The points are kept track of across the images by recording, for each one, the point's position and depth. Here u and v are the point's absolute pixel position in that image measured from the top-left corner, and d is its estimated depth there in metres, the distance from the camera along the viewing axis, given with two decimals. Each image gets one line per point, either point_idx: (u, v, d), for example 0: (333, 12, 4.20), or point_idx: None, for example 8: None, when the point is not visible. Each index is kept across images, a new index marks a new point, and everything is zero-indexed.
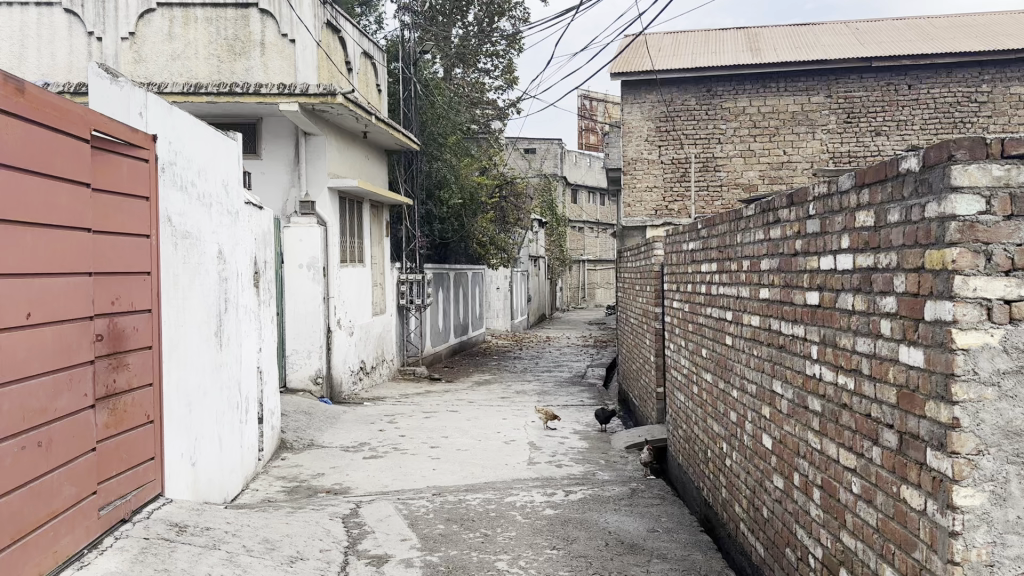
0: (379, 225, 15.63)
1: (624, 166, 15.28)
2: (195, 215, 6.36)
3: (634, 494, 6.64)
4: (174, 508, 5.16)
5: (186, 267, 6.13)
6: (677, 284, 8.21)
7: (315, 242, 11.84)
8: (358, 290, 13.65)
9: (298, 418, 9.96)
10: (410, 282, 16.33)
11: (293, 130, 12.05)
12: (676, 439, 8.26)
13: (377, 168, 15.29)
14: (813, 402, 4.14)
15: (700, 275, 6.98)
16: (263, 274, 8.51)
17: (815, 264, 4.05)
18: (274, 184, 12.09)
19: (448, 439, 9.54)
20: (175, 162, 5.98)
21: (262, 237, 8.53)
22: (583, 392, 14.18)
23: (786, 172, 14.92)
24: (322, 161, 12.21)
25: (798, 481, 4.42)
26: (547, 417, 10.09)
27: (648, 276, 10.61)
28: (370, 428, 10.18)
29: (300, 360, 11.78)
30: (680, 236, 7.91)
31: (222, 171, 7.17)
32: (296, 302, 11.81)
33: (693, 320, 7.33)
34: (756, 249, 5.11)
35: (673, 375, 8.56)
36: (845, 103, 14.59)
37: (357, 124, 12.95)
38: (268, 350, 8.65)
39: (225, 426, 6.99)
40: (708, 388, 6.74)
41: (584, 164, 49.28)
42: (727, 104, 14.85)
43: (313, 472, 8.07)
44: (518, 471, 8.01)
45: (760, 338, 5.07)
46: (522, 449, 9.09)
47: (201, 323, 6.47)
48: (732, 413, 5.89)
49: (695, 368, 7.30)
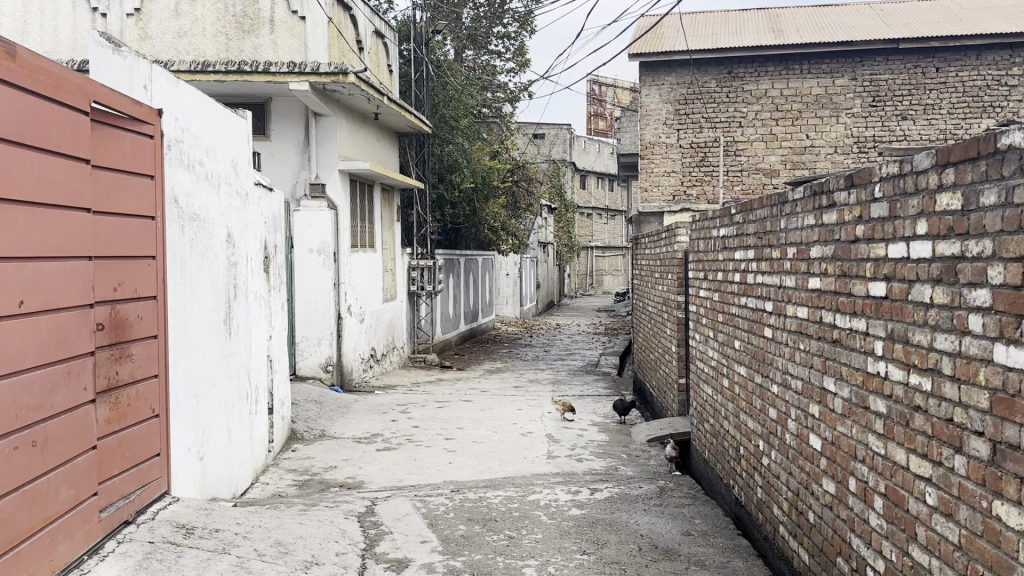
0: (390, 209, 15.26)
1: (642, 150, 14.87)
2: (202, 196, 6.03)
3: (664, 492, 6.31)
4: (181, 507, 4.86)
5: (193, 251, 5.80)
6: (705, 271, 7.83)
7: (325, 226, 11.46)
8: (368, 275, 13.29)
9: (309, 407, 9.66)
10: (422, 268, 16.15)
11: (303, 110, 11.73)
12: (702, 434, 7.93)
13: (388, 152, 14.93)
14: (876, 402, 3.81)
15: (733, 263, 6.62)
16: (273, 258, 8.18)
17: (881, 252, 3.70)
18: (283, 166, 11.77)
19: (463, 430, 9.22)
20: (182, 139, 5.64)
21: (273, 220, 8.19)
22: (598, 381, 13.84)
23: (808, 157, 14.50)
24: (332, 142, 11.84)
25: (855, 486, 4.09)
26: (564, 408, 9.78)
27: (669, 263, 10.23)
28: (382, 418, 9.88)
29: (310, 347, 11.48)
30: (709, 221, 7.54)
31: (231, 150, 6.83)
32: (306, 287, 11.47)
33: (724, 309, 6.98)
34: (806, 235, 4.75)
35: (698, 366, 8.21)
36: (870, 86, 14.14)
37: (368, 105, 12.57)
38: (279, 338, 8.35)
39: (235, 417, 6.70)
40: (741, 382, 6.40)
41: (593, 150, 48.80)
42: (748, 87, 14.44)
43: (326, 465, 7.77)
44: (538, 466, 7.69)
45: (808, 331, 4.74)
46: (540, 441, 8.77)
47: (210, 310, 6.16)
48: (772, 410, 5.55)
49: (726, 360, 6.96)
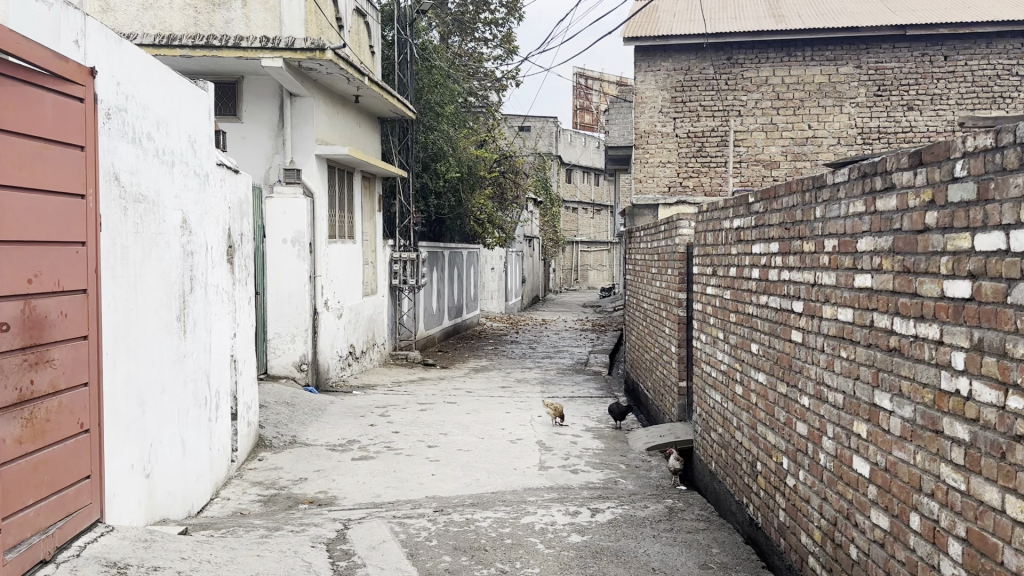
0: (371, 199, 14.48)
1: (637, 138, 14.20)
2: (152, 174, 5.27)
3: (674, 513, 5.63)
4: (114, 539, 4.12)
5: (139, 238, 5.05)
6: (714, 266, 7.15)
7: (300, 214, 10.66)
8: (346, 268, 12.53)
9: (280, 410, 8.91)
10: (404, 261, 15.37)
11: (277, 90, 10.94)
12: (709, 444, 7.27)
13: (369, 138, 14.16)
14: (951, 427, 3.14)
15: (750, 257, 5.95)
16: (239, 247, 7.42)
17: (966, 243, 3.02)
18: (255, 150, 10.99)
19: (448, 437, 8.50)
20: (126, 108, 4.88)
21: (239, 206, 7.42)
22: (589, 381, 13.15)
23: (810, 148, 13.86)
24: (309, 125, 11.08)
25: (917, 524, 3.42)
26: (556, 413, 9.06)
27: (669, 258, 9.53)
28: (359, 422, 9.12)
29: (283, 344, 10.70)
30: (720, 211, 6.85)
31: (188, 124, 6.07)
32: (279, 280, 10.66)
33: (737, 310, 6.31)
34: (852, 224, 4.07)
35: (704, 369, 7.54)
36: (876, 75, 13.54)
37: (348, 86, 11.79)
38: (246, 336, 7.61)
39: (189, 426, 5.96)
40: (759, 391, 5.74)
41: (579, 144, 48.09)
42: (748, 74, 13.80)
43: (295, 478, 7.02)
44: (530, 479, 6.98)
45: (854, 337, 4.06)
46: (531, 450, 8.07)
47: (161, 306, 5.41)
48: (801, 424, 4.88)
49: (739, 365, 6.29)
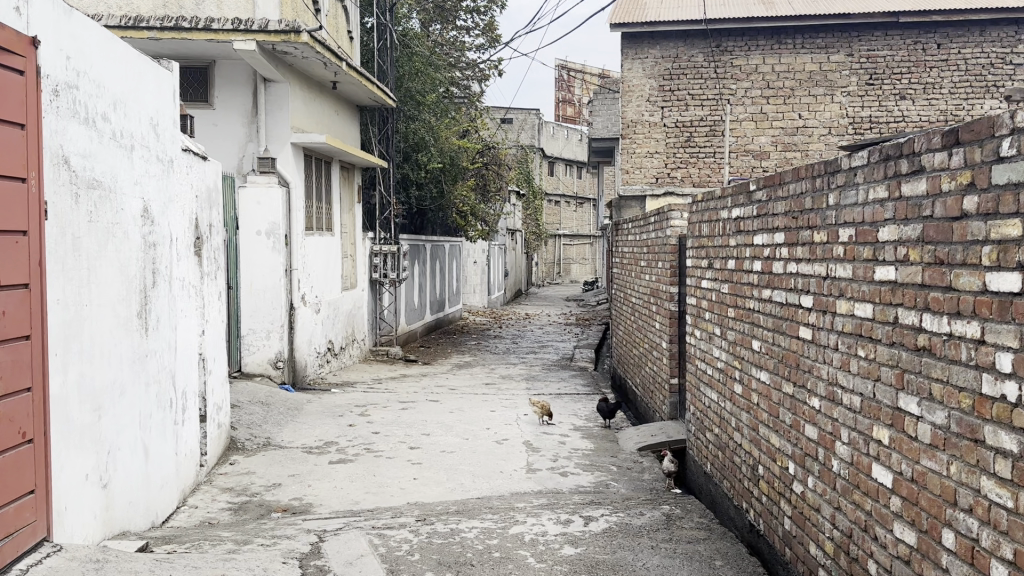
0: (350, 189, 14.03)
1: (623, 128, 13.86)
2: (108, 158, 4.84)
3: (672, 521, 5.29)
4: (62, 561, 3.72)
5: (93, 228, 4.62)
6: (710, 258, 6.82)
7: (274, 205, 10.20)
8: (324, 261, 12.09)
9: (253, 411, 8.49)
10: (384, 254, 14.94)
11: (251, 75, 10.50)
12: (704, 444, 6.96)
13: (348, 126, 13.70)
14: (995, 436, 2.81)
15: (751, 249, 5.62)
16: (208, 239, 6.99)
17: (1016, 231, 2.69)
18: (228, 138, 10.54)
19: (430, 438, 8.12)
20: (77, 85, 4.45)
21: (208, 195, 7.00)
22: (575, 377, 12.80)
23: (801, 138, 13.58)
24: (284, 112, 10.64)
25: (952, 543, 3.10)
26: (543, 412, 8.72)
27: (660, 250, 9.20)
28: (338, 423, 8.71)
29: (257, 341, 10.25)
30: (717, 201, 6.51)
31: (150, 105, 5.63)
32: (253, 274, 10.21)
33: (736, 304, 5.98)
34: (873, 212, 3.74)
35: (699, 366, 7.21)
36: (867, 63, 13.28)
37: (326, 72, 11.35)
38: (216, 333, 7.20)
39: (153, 430, 5.54)
40: (761, 390, 5.42)
41: (561, 136, 47.73)
42: (738, 62, 13.49)
43: (268, 483, 6.62)
44: (517, 483, 6.62)
45: (876, 335, 3.73)
46: (517, 451, 7.71)
47: (120, 301, 4.99)
48: (811, 428, 4.56)
49: (738, 363, 5.97)
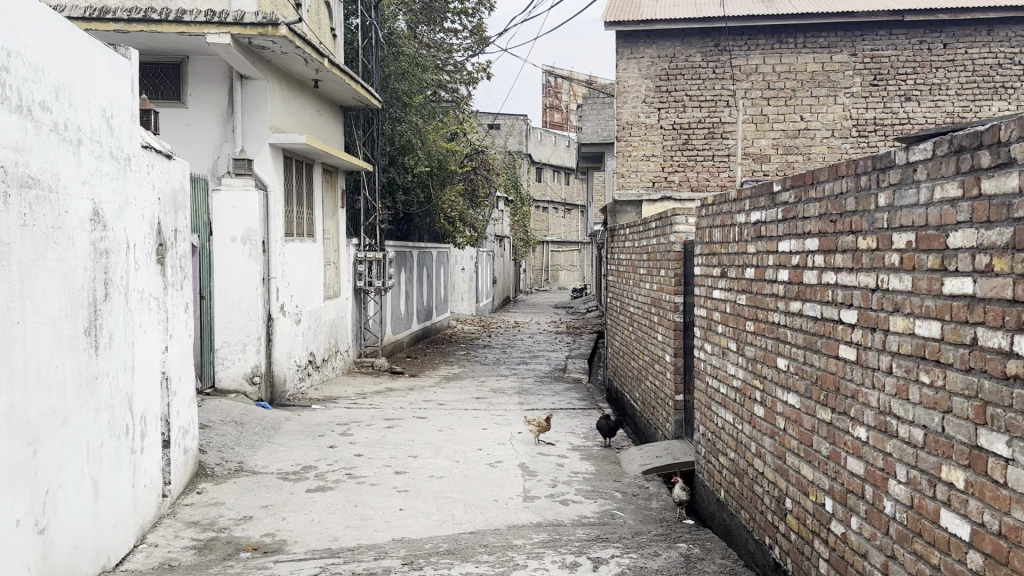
0: (333, 194, 13.41)
1: (619, 130, 13.34)
2: (47, 152, 4.20)
3: (690, 564, 4.72)
4: None
5: (27, 234, 3.98)
6: (722, 267, 6.25)
7: (251, 210, 9.55)
8: (305, 268, 11.45)
9: (225, 432, 7.86)
10: (369, 262, 14.31)
11: (226, 72, 9.88)
12: (716, 469, 6.39)
13: (331, 127, 13.09)
14: None
15: (774, 257, 5.06)
16: (172, 246, 6.36)
17: None
18: (202, 138, 9.90)
19: (418, 460, 7.50)
20: (10, 68, 3.82)
21: (173, 198, 6.37)
22: (569, 390, 12.19)
23: (803, 141, 13.06)
24: (262, 111, 10.02)
25: None
26: (539, 429, 8.14)
27: (662, 257, 8.65)
28: (317, 444, 8.06)
29: (232, 355, 9.59)
30: (732, 204, 5.95)
31: (104, 95, 5.01)
32: (228, 282, 9.56)
33: (757, 318, 5.41)
34: (942, 213, 3.18)
35: (710, 384, 6.63)
36: (871, 63, 12.82)
37: (306, 69, 10.75)
38: (183, 349, 6.57)
39: (105, 461, 4.90)
40: (789, 414, 4.85)
41: (549, 142, 47.25)
42: (737, 62, 12.99)
43: (237, 516, 5.98)
44: (514, 514, 6.01)
45: (946, 359, 3.16)
46: (512, 475, 7.10)
47: (63, 317, 4.35)
48: (855, 461, 3.99)
49: (759, 383, 5.40)
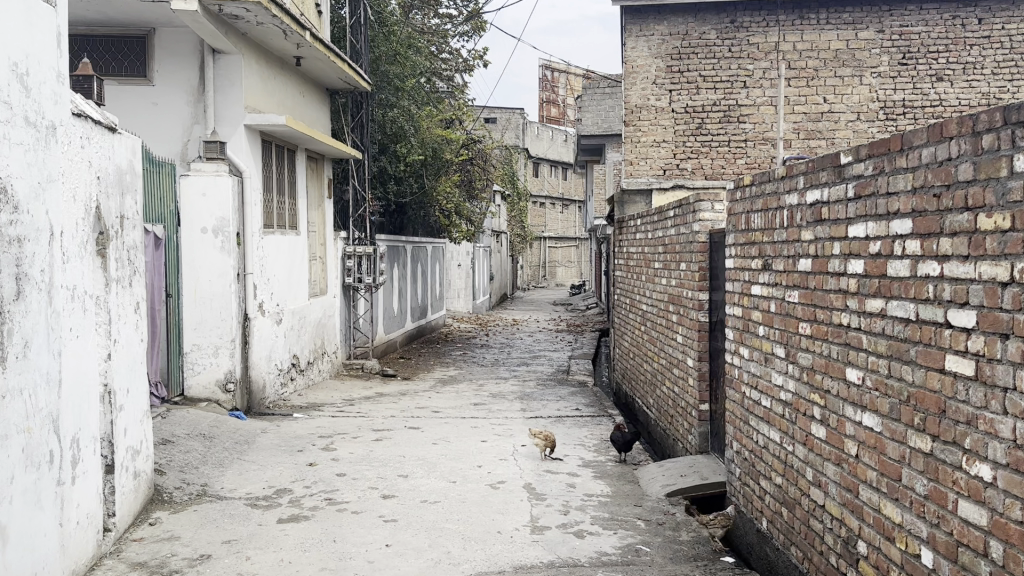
0: (319, 183, 12.45)
1: (627, 114, 12.43)
2: None
3: None
4: None
5: None
6: (764, 258, 5.31)
7: (223, 197, 8.57)
8: (287, 264, 10.50)
9: (191, 448, 6.92)
10: (358, 256, 13.33)
11: (197, 45, 8.93)
12: (756, 495, 5.48)
13: (316, 111, 12.15)
14: None
15: (842, 245, 4.13)
16: (117, 234, 5.39)
17: None
18: (170, 119, 8.93)
19: (409, 480, 6.56)
20: None
21: (117, 178, 5.40)
22: (575, 395, 11.23)
23: (826, 124, 12.14)
24: (236, 89, 9.07)
25: None
26: (545, 444, 7.22)
27: (682, 248, 7.72)
28: (294, 461, 7.10)
29: (203, 359, 8.62)
30: (779, 182, 5.01)
31: (16, 45, 4.04)
32: (198, 278, 8.59)
33: (815, 319, 4.48)
34: None
35: (747, 395, 5.70)
36: (900, 41, 11.95)
37: (286, 44, 9.82)
38: (132, 356, 5.63)
39: (17, 499, 3.92)
40: (866, 438, 3.91)
41: (546, 137, 46.17)
42: (755, 40, 12.14)
43: (193, 556, 5.03)
44: (522, 551, 5.08)
45: None
46: (517, 499, 6.17)
47: None
48: (972, 506, 3.06)
49: (818, 398, 4.47)
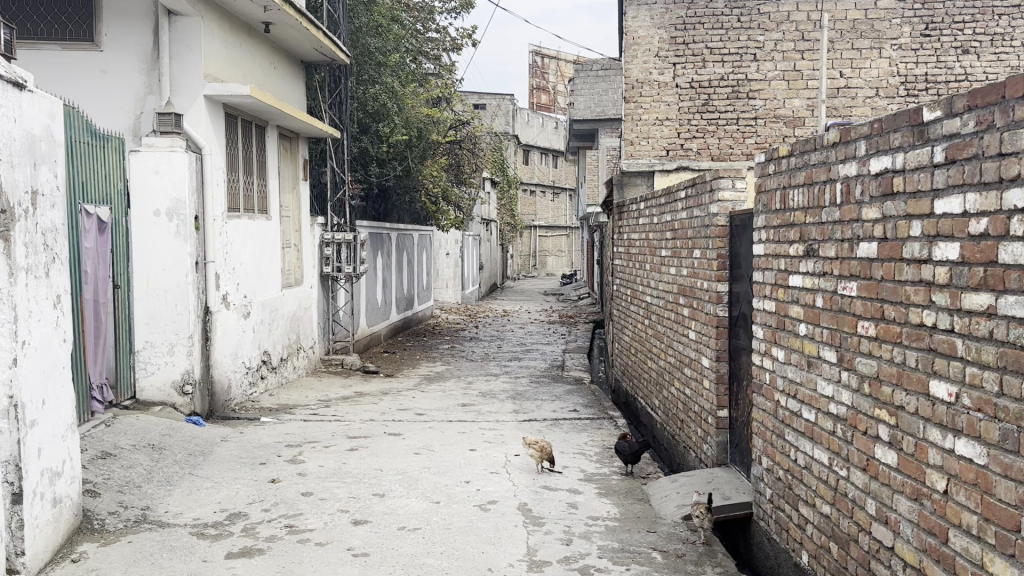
0: (294, 164, 11.53)
1: (627, 90, 11.60)
2: None
3: None
4: None
5: None
6: (807, 242, 4.43)
7: (179, 175, 7.62)
8: (256, 253, 9.57)
9: (134, 463, 6.00)
10: (337, 244, 12.40)
11: (151, 5, 7.94)
12: (794, 524, 4.62)
13: (289, 86, 11.24)
14: None
15: (926, 224, 3.25)
16: (27, 213, 4.45)
17: None
18: (121, 88, 7.98)
19: (386, 501, 5.67)
20: None
21: (26, 143, 4.45)
22: (573, 393, 10.37)
23: (842, 100, 11.32)
24: (195, 56, 8.12)
25: None
26: (540, 456, 6.36)
27: (696, 232, 6.85)
28: (255, 477, 6.20)
29: (158, 358, 7.70)
30: (831, 150, 4.13)
31: None
32: (150, 266, 7.65)
33: (883, 317, 3.60)
34: None
35: (782, 404, 4.83)
36: (923, 10, 11.14)
37: (254, 7, 8.87)
38: (51, 360, 4.70)
39: None
40: (961, 470, 3.04)
41: (537, 123, 45.16)
42: (766, 9, 11.31)
43: None
44: None
45: None
46: (510, 524, 5.28)
47: None
48: None
49: (886, 415, 3.60)
